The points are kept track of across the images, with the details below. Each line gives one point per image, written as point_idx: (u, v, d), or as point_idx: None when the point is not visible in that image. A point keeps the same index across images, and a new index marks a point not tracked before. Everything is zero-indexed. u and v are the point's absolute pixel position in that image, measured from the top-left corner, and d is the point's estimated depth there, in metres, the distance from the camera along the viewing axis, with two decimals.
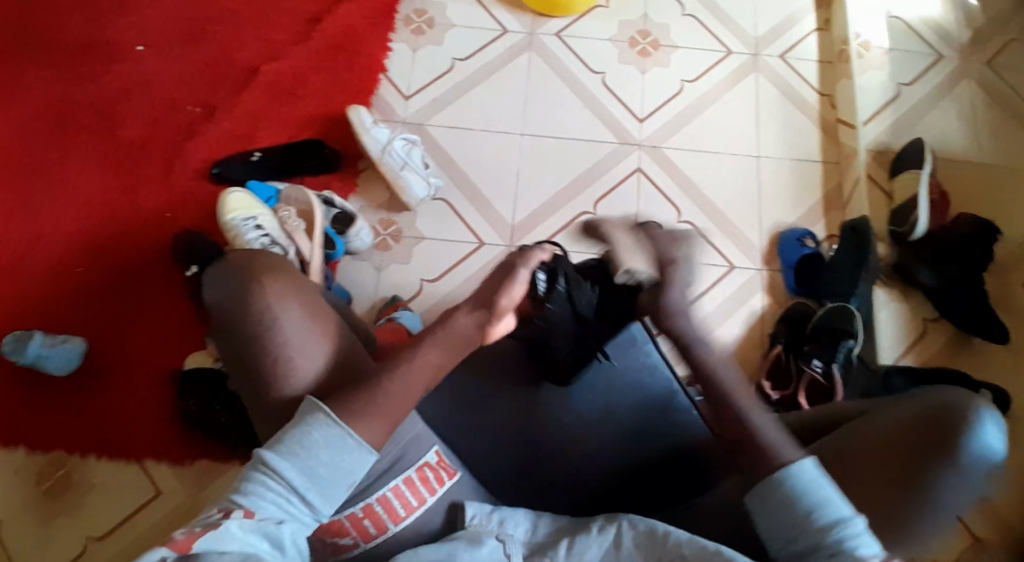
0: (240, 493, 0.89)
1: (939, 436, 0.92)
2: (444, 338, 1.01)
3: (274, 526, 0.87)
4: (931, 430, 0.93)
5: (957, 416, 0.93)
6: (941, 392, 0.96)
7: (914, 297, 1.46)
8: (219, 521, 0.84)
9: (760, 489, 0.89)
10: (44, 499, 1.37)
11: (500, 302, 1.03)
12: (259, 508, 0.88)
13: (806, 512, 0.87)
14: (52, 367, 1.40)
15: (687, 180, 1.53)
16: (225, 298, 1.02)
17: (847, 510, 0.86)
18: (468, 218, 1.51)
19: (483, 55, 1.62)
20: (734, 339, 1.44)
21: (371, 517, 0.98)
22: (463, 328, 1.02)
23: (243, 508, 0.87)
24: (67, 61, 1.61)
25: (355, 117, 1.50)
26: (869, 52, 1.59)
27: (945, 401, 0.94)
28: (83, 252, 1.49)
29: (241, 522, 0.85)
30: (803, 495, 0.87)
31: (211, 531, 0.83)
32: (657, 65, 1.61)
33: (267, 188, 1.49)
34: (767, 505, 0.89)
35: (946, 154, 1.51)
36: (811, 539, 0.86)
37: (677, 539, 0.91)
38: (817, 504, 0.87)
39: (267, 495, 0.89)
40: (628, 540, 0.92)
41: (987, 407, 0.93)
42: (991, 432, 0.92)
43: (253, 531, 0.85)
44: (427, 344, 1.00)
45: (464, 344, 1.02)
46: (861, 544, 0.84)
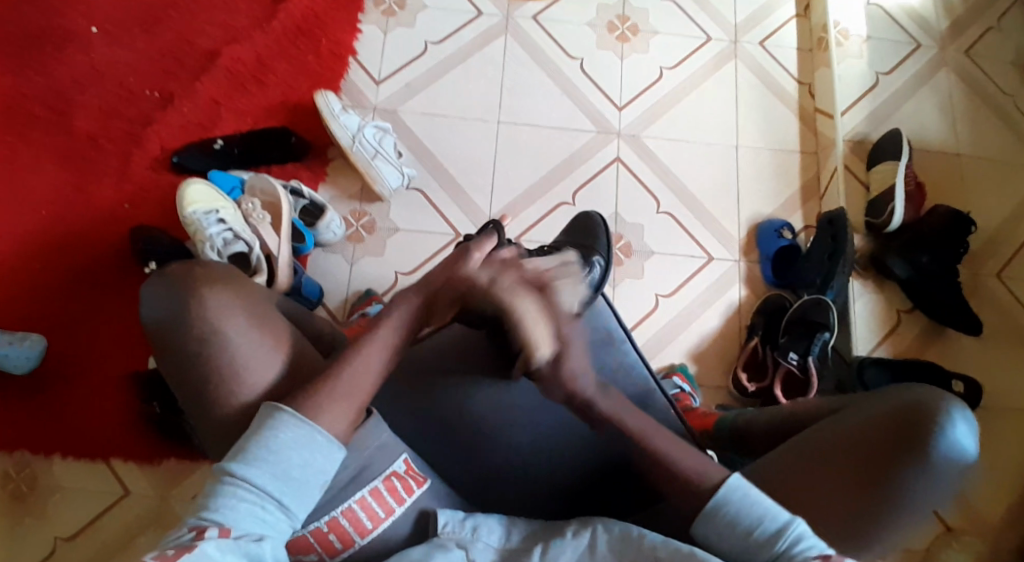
0: (212, 510, 0.85)
1: (910, 434, 0.91)
2: (396, 317, 1.01)
3: (255, 543, 0.84)
4: (906, 427, 0.92)
5: (929, 415, 0.92)
6: (915, 390, 0.95)
7: (888, 288, 1.45)
8: (193, 542, 0.81)
9: (703, 521, 0.90)
10: (8, 501, 1.32)
11: (448, 284, 1.03)
12: (234, 522, 0.85)
13: (750, 529, 0.88)
14: (10, 366, 1.33)
15: (665, 171, 1.51)
16: (165, 314, 0.97)
17: (785, 515, 0.88)
18: (444, 209, 1.47)
19: (456, 40, 1.57)
20: (712, 331, 1.43)
21: (336, 531, 0.94)
22: (414, 306, 1.02)
23: (218, 526, 0.84)
24: (16, 43, 1.52)
25: (323, 103, 1.45)
26: (848, 40, 1.57)
27: (917, 399, 0.94)
28: (38, 245, 1.42)
29: (218, 543, 0.82)
30: (739, 518, 0.89)
31: (184, 554, 0.80)
32: (635, 51, 1.58)
33: (230, 179, 1.44)
34: (713, 532, 0.90)
35: (923, 145, 1.51)
36: (761, 554, 0.88)
37: (652, 541, 0.89)
38: (755, 519, 0.88)
39: (241, 507, 0.86)
40: (602, 546, 0.91)
41: (962, 406, 0.93)
42: (963, 431, 0.91)
43: (232, 551, 0.82)
44: (383, 329, 1.00)
45: (413, 324, 1.02)
46: (807, 543, 0.87)
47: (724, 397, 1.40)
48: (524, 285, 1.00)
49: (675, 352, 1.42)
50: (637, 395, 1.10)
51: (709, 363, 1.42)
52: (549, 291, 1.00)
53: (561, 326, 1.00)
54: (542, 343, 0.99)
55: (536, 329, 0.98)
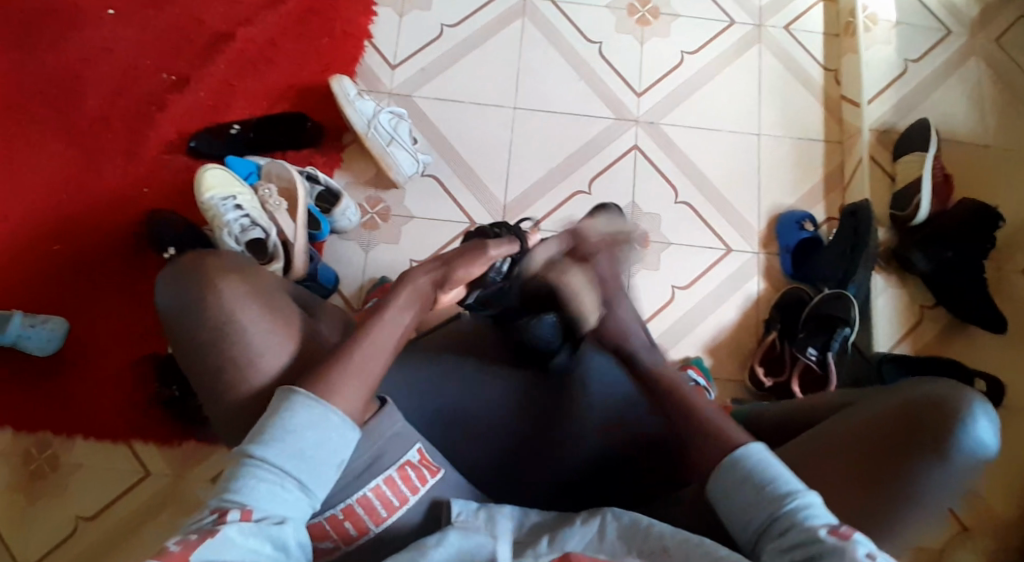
0: (233, 492, 0.86)
1: (924, 428, 0.88)
2: (409, 292, 1.02)
3: (277, 525, 0.84)
4: (920, 421, 0.88)
5: (946, 409, 0.88)
6: (932, 384, 0.92)
7: (911, 283, 1.42)
8: (217, 526, 0.82)
9: (715, 476, 0.88)
10: (29, 480, 1.35)
11: (451, 275, 1.07)
12: (256, 503, 0.85)
13: (760, 486, 0.85)
14: (33, 346, 1.36)
15: (684, 159, 1.48)
16: (182, 304, 0.98)
17: (798, 484, 0.84)
18: (458, 197, 1.46)
19: (473, 23, 1.54)
20: (729, 323, 1.41)
21: (351, 519, 0.95)
22: (420, 286, 1.04)
23: (240, 507, 0.84)
24: (33, 24, 1.52)
25: (338, 88, 1.44)
26: (877, 25, 1.52)
27: (935, 392, 0.90)
28: (57, 227, 1.43)
29: (240, 526, 0.83)
30: (752, 474, 0.86)
31: (207, 539, 0.81)
32: (656, 35, 1.54)
33: (247, 163, 1.43)
34: (721, 487, 0.87)
35: (951, 135, 1.46)
36: (764, 514, 0.84)
37: (659, 531, 0.89)
38: (767, 478, 0.85)
39: (261, 487, 0.86)
40: (611, 532, 0.90)
41: (981, 401, 0.89)
42: (982, 427, 0.87)
43: (254, 534, 0.83)
44: (389, 312, 1.00)
45: (424, 298, 1.04)
46: (814, 514, 0.82)
47: (739, 392, 1.38)
48: (572, 259, 1.13)
49: (691, 344, 1.40)
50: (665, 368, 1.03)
51: (725, 357, 1.40)
52: (595, 258, 1.12)
53: (608, 293, 1.10)
54: (588, 303, 1.08)
55: (584, 294, 1.09)
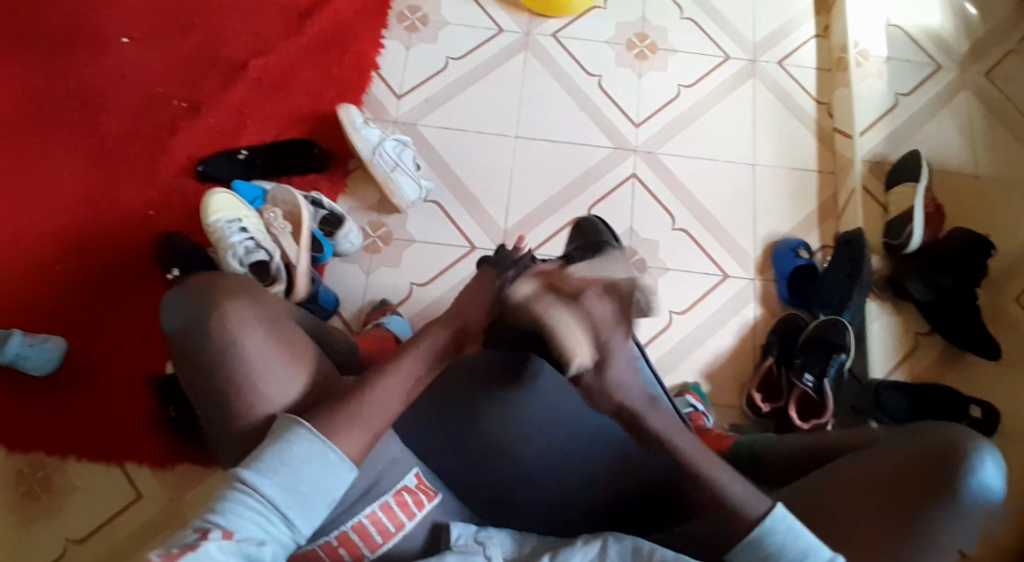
0: (217, 513, 0.88)
1: (939, 475, 0.93)
2: (421, 349, 0.99)
3: (255, 548, 0.86)
4: (935, 466, 0.93)
5: (959, 455, 0.93)
6: (943, 429, 0.96)
7: (906, 311, 1.44)
8: (196, 543, 0.84)
9: (742, 550, 0.89)
10: (23, 500, 1.35)
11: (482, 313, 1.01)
12: (238, 527, 0.87)
13: (795, 561, 0.88)
14: (31, 367, 1.37)
15: (682, 188, 1.51)
16: (190, 326, 1.02)
17: (827, 552, 0.88)
18: (459, 222, 1.48)
19: (476, 56, 1.59)
20: (726, 348, 1.43)
21: (346, 545, 0.96)
22: (440, 341, 0.99)
23: (221, 528, 0.86)
24: (50, 52, 1.57)
25: (344, 117, 1.48)
26: (868, 61, 1.57)
27: (947, 439, 0.95)
28: (65, 247, 1.46)
29: (220, 544, 0.84)
30: (786, 546, 0.88)
31: (187, 554, 0.82)
32: (653, 69, 1.59)
33: (253, 188, 1.47)
34: (755, 558, 0.89)
35: (942, 166, 1.50)
36: None
37: (663, 555, 0.89)
38: (801, 552, 0.88)
39: (246, 514, 0.88)
40: (614, 553, 0.91)
41: (988, 445, 0.95)
42: (991, 470, 0.93)
43: (233, 553, 0.85)
44: (408, 358, 0.99)
45: (440, 357, 0.99)
46: None
47: (740, 418, 1.39)
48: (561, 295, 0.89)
49: (688, 368, 1.41)
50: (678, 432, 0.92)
51: (723, 383, 1.41)
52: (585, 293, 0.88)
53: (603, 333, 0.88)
54: (580, 350, 0.87)
55: (573, 339, 0.87)
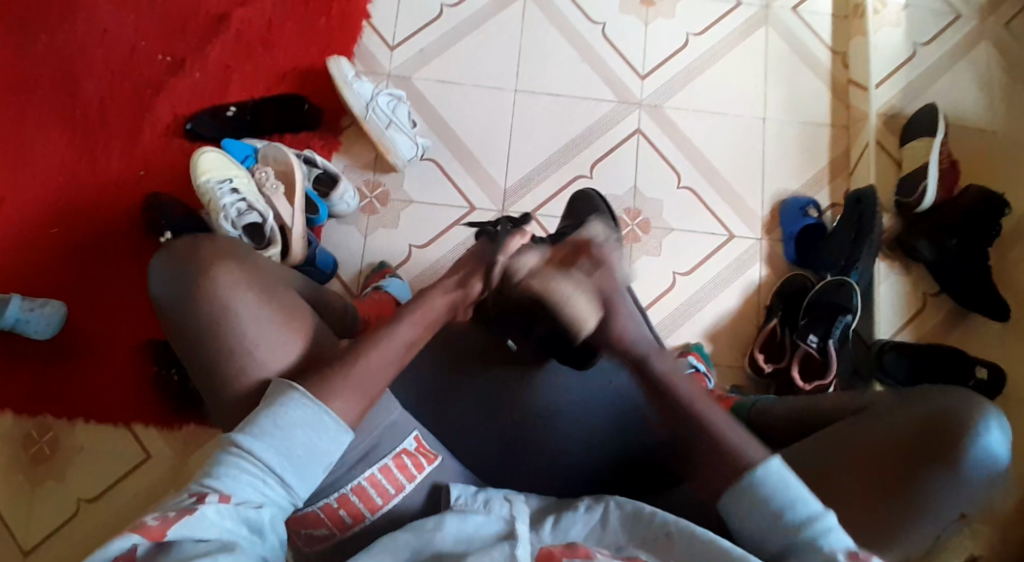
0: (213, 477, 0.87)
1: (941, 441, 0.90)
2: (420, 313, 1.00)
3: (254, 511, 0.85)
4: (935, 434, 0.91)
5: (959, 424, 0.90)
6: (947, 396, 0.93)
7: (915, 270, 1.41)
8: (194, 505, 0.83)
9: (728, 495, 0.87)
10: (31, 463, 1.35)
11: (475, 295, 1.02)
12: (235, 491, 0.86)
13: (776, 511, 0.84)
14: (32, 331, 1.35)
15: (687, 142, 1.46)
16: (176, 295, 1.00)
17: (816, 505, 0.84)
18: (458, 181, 1.44)
19: (473, 3, 1.51)
20: (731, 308, 1.40)
21: (346, 507, 0.96)
22: (435, 306, 1.00)
23: (218, 492, 0.85)
24: (26, 6, 1.50)
25: (336, 69, 1.41)
26: (886, 7, 1.49)
27: (949, 407, 0.92)
28: (54, 211, 1.42)
29: (217, 507, 0.83)
30: (771, 496, 0.85)
31: (184, 517, 0.81)
32: (660, 16, 1.51)
33: (244, 146, 1.42)
34: (740, 508, 0.86)
35: (959, 120, 1.44)
36: (782, 540, 0.84)
37: (662, 519, 0.88)
38: (785, 503, 0.84)
39: (242, 478, 0.87)
40: (615, 520, 0.90)
41: (992, 411, 0.91)
42: (996, 437, 0.90)
43: (231, 517, 0.84)
44: (404, 325, 0.99)
45: (436, 322, 1.01)
46: (833, 539, 0.82)
47: (739, 378, 1.38)
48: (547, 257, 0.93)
49: (693, 329, 1.39)
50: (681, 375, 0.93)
51: (727, 343, 1.39)
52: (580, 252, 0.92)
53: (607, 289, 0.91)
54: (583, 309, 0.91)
55: (575, 301, 0.91)
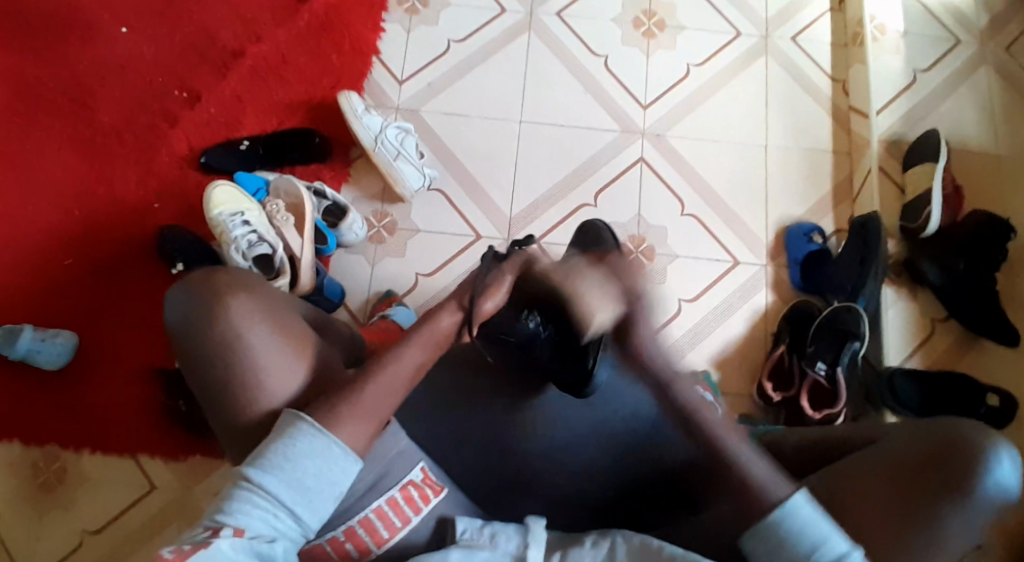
0: (226, 513, 0.87)
1: (950, 471, 0.90)
2: (426, 335, 0.99)
3: (266, 545, 0.86)
4: (946, 467, 0.91)
5: (972, 454, 0.90)
6: (959, 425, 0.94)
7: (924, 297, 1.40)
8: (208, 540, 0.85)
9: (753, 537, 0.87)
10: (39, 493, 1.36)
11: (478, 307, 0.97)
12: (248, 524, 0.87)
13: (807, 552, 0.85)
14: (43, 361, 1.38)
15: (691, 170, 1.48)
16: (188, 320, 1.02)
17: (844, 545, 0.86)
18: (465, 211, 1.46)
19: (479, 39, 1.55)
20: (738, 335, 1.40)
21: (353, 541, 0.95)
22: (441, 328, 0.99)
23: (232, 527, 0.86)
24: (47, 44, 1.55)
25: (345, 103, 1.45)
26: (885, 35, 1.51)
27: (961, 438, 0.92)
28: (69, 242, 1.45)
29: (232, 542, 0.85)
30: (801, 538, 0.85)
31: (200, 550, 0.83)
32: (661, 48, 1.55)
33: (256, 179, 1.45)
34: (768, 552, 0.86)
35: (962, 145, 1.44)
36: None
37: (671, 552, 0.88)
38: (817, 542, 0.85)
39: (253, 513, 0.87)
40: (622, 555, 0.89)
41: (1005, 442, 0.92)
42: (1006, 467, 0.90)
43: (245, 551, 0.85)
44: (411, 345, 0.99)
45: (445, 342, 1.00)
46: None
47: (748, 405, 1.37)
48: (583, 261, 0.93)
49: (698, 357, 1.39)
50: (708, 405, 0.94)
51: (732, 371, 1.39)
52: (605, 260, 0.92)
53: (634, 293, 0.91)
54: (603, 309, 0.89)
55: (597, 298, 0.89)
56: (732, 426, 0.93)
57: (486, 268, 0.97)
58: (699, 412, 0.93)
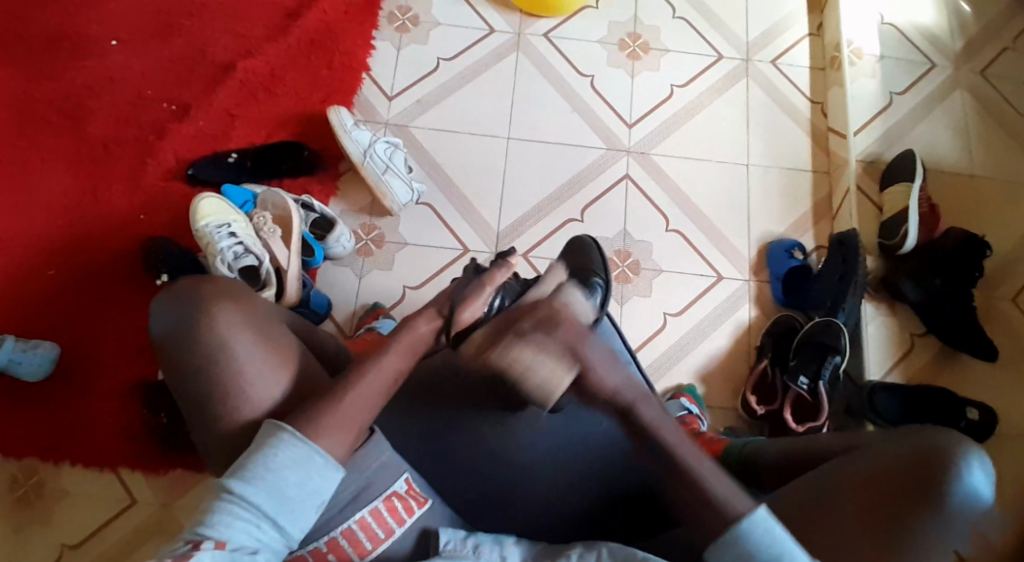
0: (207, 525, 0.86)
1: (925, 482, 0.91)
2: (407, 341, 1.04)
3: (248, 556, 0.85)
4: (923, 474, 0.92)
5: (947, 461, 0.91)
6: (930, 433, 0.95)
7: (901, 312, 1.43)
8: (189, 552, 0.83)
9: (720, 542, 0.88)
10: (16, 507, 1.34)
11: (459, 315, 1.06)
12: (230, 536, 0.86)
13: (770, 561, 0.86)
14: (24, 372, 1.36)
15: (675, 188, 1.51)
16: (176, 330, 1.02)
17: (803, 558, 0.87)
18: (453, 224, 1.47)
19: (467, 57, 1.58)
20: (721, 349, 1.42)
21: (335, 552, 0.92)
22: (421, 334, 1.05)
23: (214, 539, 0.85)
24: (36, 55, 1.55)
25: (334, 118, 1.46)
26: (861, 59, 1.57)
27: (937, 445, 0.93)
28: (54, 252, 1.45)
29: (213, 553, 0.83)
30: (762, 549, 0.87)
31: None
32: (646, 69, 1.58)
33: (244, 192, 1.45)
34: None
35: (937, 165, 1.49)
36: None
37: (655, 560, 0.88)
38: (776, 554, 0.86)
39: (236, 524, 0.86)
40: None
41: (975, 449, 0.93)
42: (979, 477, 0.91)
43: None
44: (392, 354, 1.02)
45: (424, 349, 1.05)
46: None
47: (733, 419, 1.38)
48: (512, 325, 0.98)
49: (683, 371, 1.40)
50: (668, 425, 0.97)
51: (716, 385, 1.40)
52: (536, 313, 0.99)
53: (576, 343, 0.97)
54: (556, 369, 0.96)
55: (546, 365, 0.95)
56: (690, 441, 0.97)
57: (467, 282, 1.08)
58: (659, 431, 0.96)
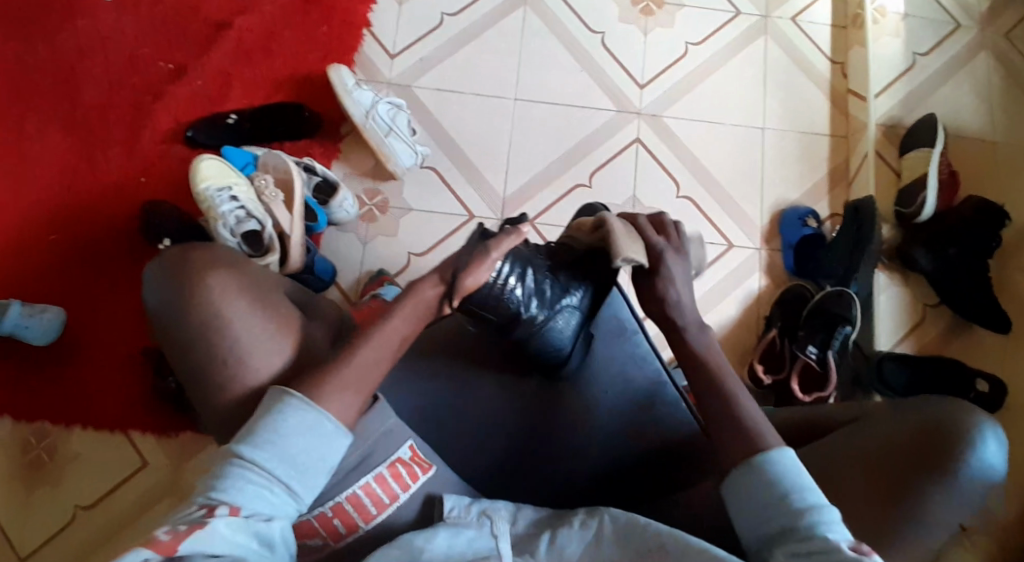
0: (219, 490, 0.82)
1: (932, 451, 0.88)
2: (411, 305, 0.93)
3: (264, 524, 0.82)
4: (933, 446, 0.88)
5: (957, 435, 0.88)
6: (937, 405, 0.92)
7: (914, 281, 1.40)
8: (205, 518, 0.79)
9: (735, 477, 0.84)
10: (28, 470, 1.35)
11: (461, 283, 0.90)
12: (242, 502, 0.82)
13: (782, 495, 0.80)
14: (30, 338, 1.34)
15: (688, 153, 1.46)
16: (169, 300, 0.96)
17: (821, 498, 0.80)
18: (457, 189, 1.44)
19: (472, 13, 1.52)
20: (731, 318, 1.39)
21: (341, 517, 0.91)
22: (427, 298, 0.93)
23: (228, 504, 0.81)
24: (28, 13, 1.50)
25: (336, 77, 1.41)
26: (885, 18, 1.50)
27: (947, 417, 0.90)
28: (54, 218, 1.42)
29: (229, 520, 0.79)
30: (780, 481, 0.81)
31: (196, 531, 0.77)
32: (660, 26, 1.52)
33: (244, 154, 1.42)
34: (742, 486, 0.83)
35: (958, 130, 1.44)
36: (781, 521, 0.80)
37: (657, 530, 0.85)
38: (793, 488, 0.80)
39: (248, 488, 0.83)
40: (609, 529, 0.86)
41: (988, 421, 0.90)
42: (991, 449, 0.88)
43: (242, 530, 0.80)
44: (396, 318, 0.93)
45: (428, 314, 0.94)
46: (833, 530, 0.77)
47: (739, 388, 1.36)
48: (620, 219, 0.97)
49: None
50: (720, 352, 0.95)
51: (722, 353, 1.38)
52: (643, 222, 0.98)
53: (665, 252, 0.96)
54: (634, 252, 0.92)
55: (627, 241, 0.93)
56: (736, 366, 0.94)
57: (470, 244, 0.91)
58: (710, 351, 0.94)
